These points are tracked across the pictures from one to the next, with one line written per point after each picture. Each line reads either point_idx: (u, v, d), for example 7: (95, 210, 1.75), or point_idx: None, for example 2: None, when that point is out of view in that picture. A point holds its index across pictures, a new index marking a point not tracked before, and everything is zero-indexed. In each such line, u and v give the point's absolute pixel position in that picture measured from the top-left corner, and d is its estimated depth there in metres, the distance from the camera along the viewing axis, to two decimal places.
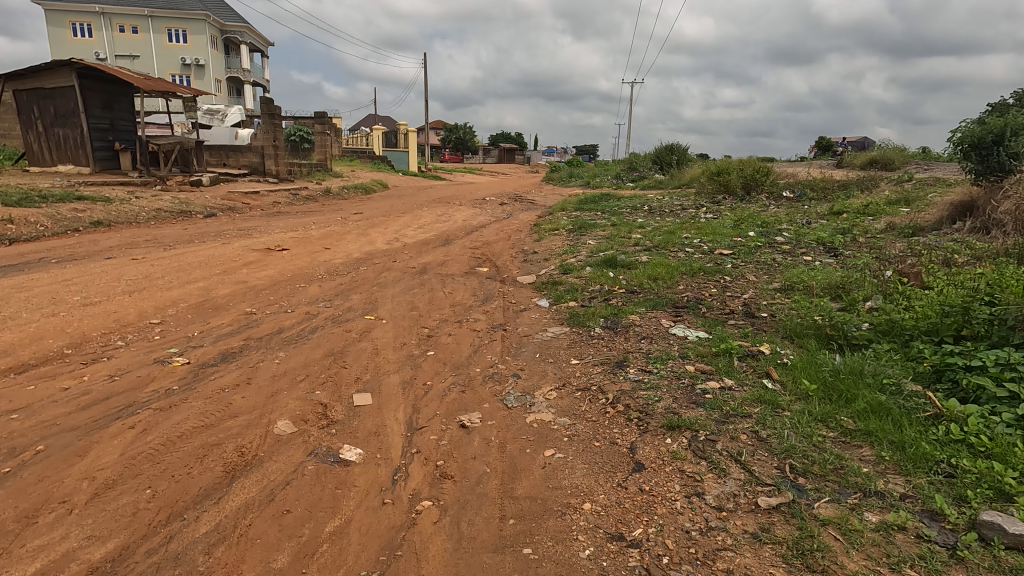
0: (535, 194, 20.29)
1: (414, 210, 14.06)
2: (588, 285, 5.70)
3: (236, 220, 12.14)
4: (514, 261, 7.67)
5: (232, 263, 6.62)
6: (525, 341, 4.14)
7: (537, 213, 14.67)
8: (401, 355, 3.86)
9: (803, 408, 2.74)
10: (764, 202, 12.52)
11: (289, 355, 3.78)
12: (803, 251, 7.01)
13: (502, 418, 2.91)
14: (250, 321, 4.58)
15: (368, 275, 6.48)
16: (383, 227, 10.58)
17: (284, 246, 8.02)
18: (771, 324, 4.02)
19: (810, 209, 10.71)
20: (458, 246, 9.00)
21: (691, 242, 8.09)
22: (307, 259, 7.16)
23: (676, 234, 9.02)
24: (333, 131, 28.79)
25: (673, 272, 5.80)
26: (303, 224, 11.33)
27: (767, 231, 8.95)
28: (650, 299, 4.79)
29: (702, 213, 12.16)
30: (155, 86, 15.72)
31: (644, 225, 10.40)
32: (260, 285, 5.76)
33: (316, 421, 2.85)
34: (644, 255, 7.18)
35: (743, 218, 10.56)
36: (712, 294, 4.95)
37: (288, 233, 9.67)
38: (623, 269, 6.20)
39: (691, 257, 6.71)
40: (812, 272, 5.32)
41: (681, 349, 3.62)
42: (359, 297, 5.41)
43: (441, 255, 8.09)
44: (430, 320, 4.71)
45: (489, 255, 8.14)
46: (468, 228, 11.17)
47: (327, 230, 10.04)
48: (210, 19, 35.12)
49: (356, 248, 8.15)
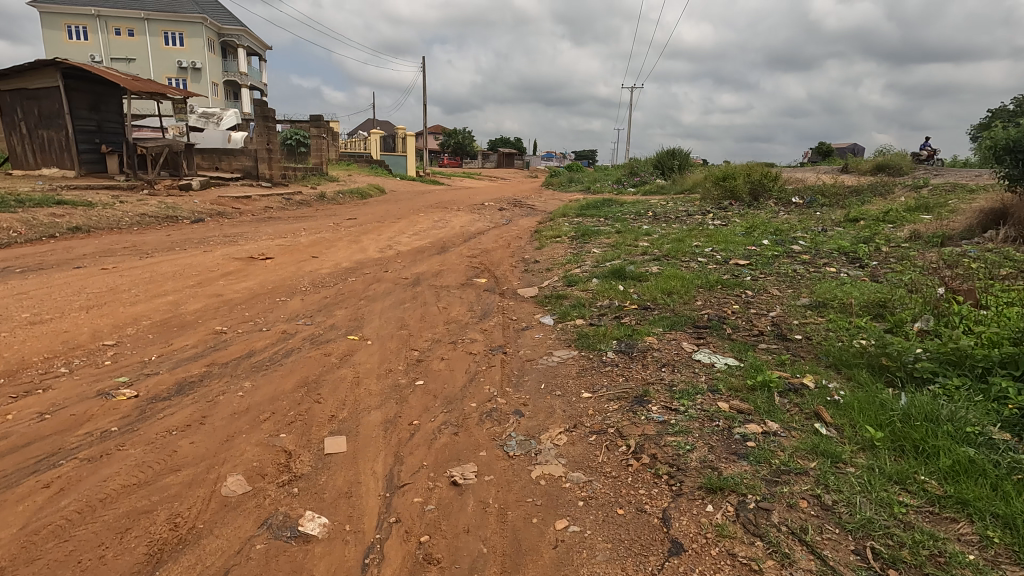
0: (535, 199, 19.86)
1: (410, 216, 13.61)
2: (596, 299, 5.22)
3: (224, 225, 11.67)
4: (515, 271, 7.20)
5: (209, 273, 6.13)
6: (528, 367, 3.64)
7: (538, 218, 14.21)
8: (385, 386, 3.35)
9: (871, 463, 2.24)
10: (773, 209, 12.07)
11: (256, 386, 3.27)
12: (825, 262, 6.55)
13: (502, 472, 2.41)
14: (217, 341, 4.08)
15: (356, 287, 5.99)
16: (377, 234, 10.10)
17: (269, 254, 7.54)
18: (808, 349, 3.52)
19: (824, 216, 10.26)
20: (454, 254, 8.52)
21: (703, 251, 7.62)
22: (291, 269, 6.68)
23: (686, 242, 8.57)
24: (331, 134, 28.41)
25: (688, 285, 5.32)
26: (293, 230, 10.86)
27: (781, 239, 8.49)
28: (665, 317, 4.31)
29: (709, 219, 11.73)
30: (145, 87, 15.26)
31: (650, 232, 9.95)
32: (236, 299, 5.26)
33: (275, 476, 2.35)
34: (654, 264, 6.73)
35: (754, 225, 10.10)
36: (734, 312, 4.46)
37: (276, 239, 9.19)
38: (633, 282, 5.72)
39: (705, 268, 6.26)
40: (845, 287, 4.84)
41: (710, 381, 3.12)
42: (344, 313, 4.91)
43: (437, 264, 7.60)
44: (420, 341, 4.21)
45: (487, 265, 7.67)
46: (466, 235, 10.70)
47: (317, 236, 9.56)
48: (207, 21, 34.75)
49: (346, 256, 7.67)
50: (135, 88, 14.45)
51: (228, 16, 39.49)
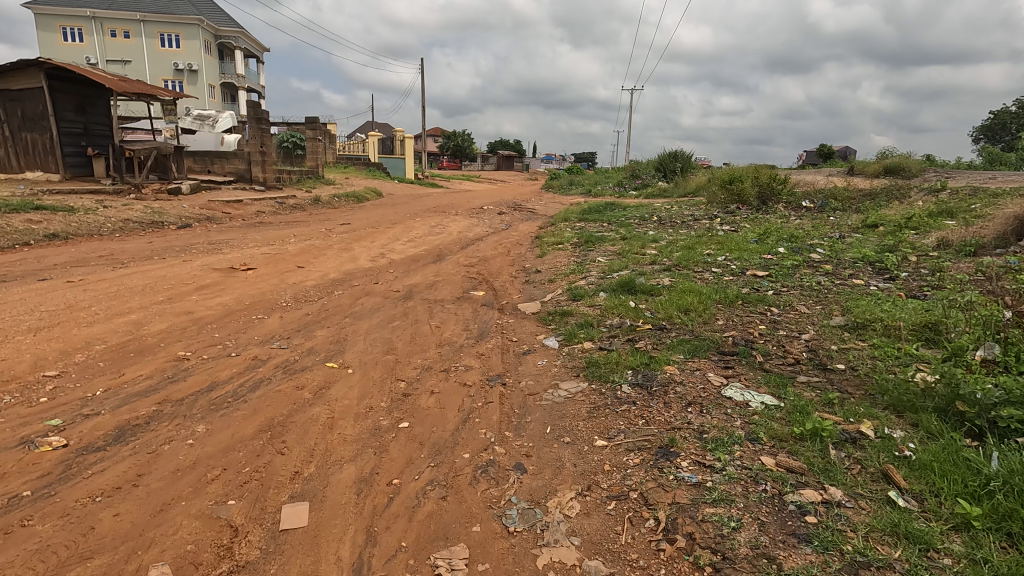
0: (535, 203, 19.39)
1: (406, 220, 13.13)
2: (605, 316, 4.73)
3: (212, 231, 11.20)
4: (515, 282, 6.72)
5: (182, 287, 5.63)
6: (531, 404, 3.15)
7: (539, 223, 13.73)
8: (363, 430, 2.85)
9: (971, 552, 1.75)
10: (784, 214, 11.58)
11: (210, 432, 2.77)
12: (850, 273, 6.06)
13: (500, 558, 1.92)
14: (177, 371, 3.58)
15: (341, 303, 5.48)
16: (369, 241, 9.58)
17: (252, 264, 7.04)
18: (858, 385, 3.03)
19: (839, 221, 9.79)
20: (450, 264, 8.01)
21: (716, 260, 7.13)
22: (273, 281, 6.18)
23: (696, 250, 8.09)
24: (328, 137, 27.95)
25: (705, 302, 4.82)
26: (283, 236, 10.35)
27: (797, 246, 8.01)
28: (685, 342, 3.82)
29: (718, 224, 11.24)
30: (133, 88, 14.78)
31: (657, 238, 9.47)
32: (207, 317, 4.76)
33: (212, 567, 1.86)
34: (666, 276, 6.25)
35: (767, 231, 9.60)
36: (762, 334, 3.97)
37: (262, 247, 8.68)
38: (645, 297, 5.22)
39: (721, 280, 5.78)
40: (883, 305, 4.35)
41: (748, 427, 2.63)
42: (325, 335, 4.41)
43: (432, 275, 7.10)
44: (408, 369, 3.71)
45: (485, 275, 7.17)
46: (463, 241, 10.20)
47: (307, 244, 9.06)
48: (204, 23, 34.32)
49: (334, 267, 7.16)
50: (122, 89, 13.96)
51: (225, 17, 39.05)
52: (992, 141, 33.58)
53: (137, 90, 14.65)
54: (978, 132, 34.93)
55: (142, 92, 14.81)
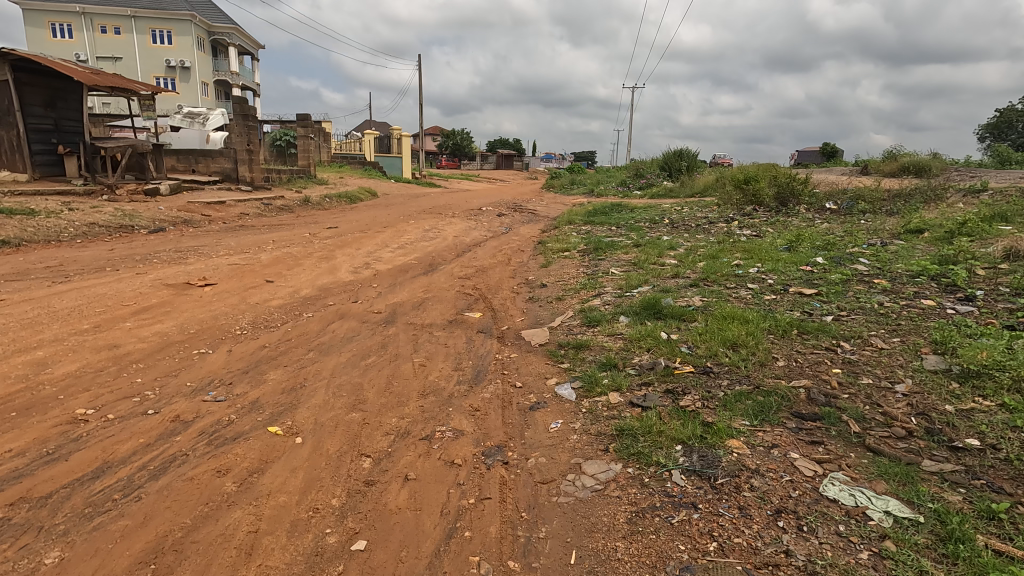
0: (536, 204, 18.51)
1: (398, 223, 12.22)
2: (630, 352, 3.80)
3: (185, 236, 10.27)
4: (516, 299, 5.81)
5: (119, 310, 4.69)
6: (545, 503, 2.23)
7: (541, 227, 12.80)
8: (296, 558, 1.92)
9: None
10: (809, 218, 10.64)
11: (61, 568, 1.84)
12: (914, 291, 5.13)
13: None
14: (62, 444, 2.64)
15: (308, 330, 4.55)
16: (355, 248, 8.65)
17: (213, 278, 6.09)
18: (1017, 481, 2.10)
19: (874, 226, 8.87)
20: (443, 275, 7.08)
21: (750, 273, 6.20)
22: (232, 300, 5.24)
23: (720, 259, 7.19)
24: (322, 135, 27.00)
25: (755, 332, 3.89)
26: (260, 242, 9.41)
27: (836, 255, 7.10)
28: (746, 399, 2.89)
29: (737, 229, 10.31)
30: (108, 81, 13.82)
31: (674, 244, 8.55)
32: (135, 354, 3.82)
33: None
34: (695, 293, 5.33)
35: (797, 236, 8.66)
36: (842, 385, 3.04)
37: (233, 256, 7.74)
38: (676, 324, 4.28)
39: (764, 301, 4.86)
40: (988, 343, 3.41)
41: (885, 568, 1.70)
42: (276, 380, 3.46)
43: (421, 290, 6.17)
44: (376, 436, 2.77)
45: (482, 290, 6.25)
46: (459, 248, 9.27)
47: (284, 252, 8.12)
48: (197, 19, 33.31)
49: (308, 281, 6.22)
50: (94, 83, 12.97)
51: (218, 12, 37.99)
52: (999, 140, 32.86)
53: (112, 84, 13.64)
54: (984, 131, 34.26)
55: (117, 85, 13.80)
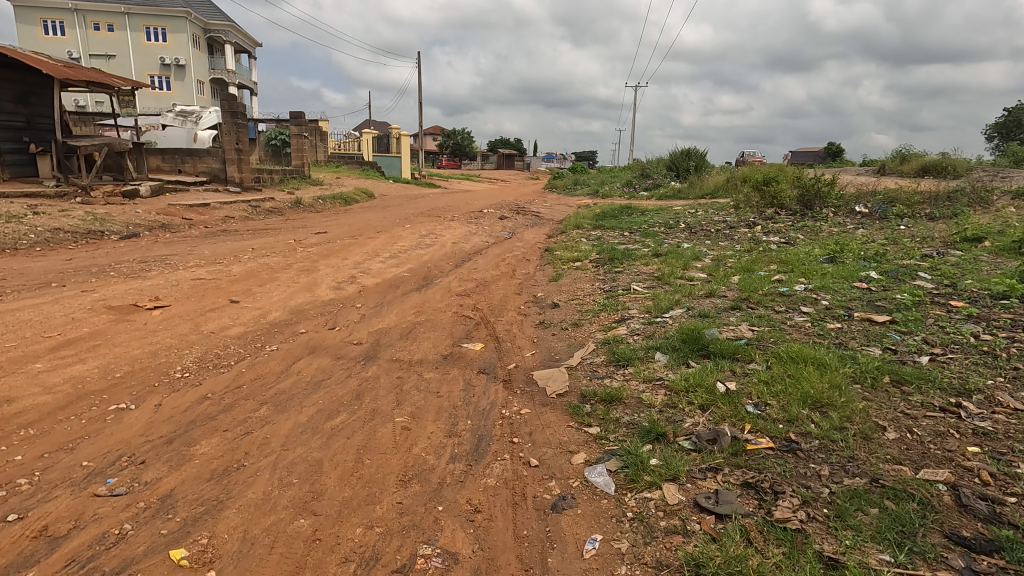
0: (539, 205, 17.69)
1: (392, 228, 11.35)
2: (678, 411, 2.89)
3: (159, 243, 9.39)
4: (525, 324, 4.92)
5: (34, 346, 3.79)
6: None
7: (546, 231, 11.90)
8: None
9: None
10: (840, 224, 9.75)
11: None
12: (1011, 318, 4.21)
13: None
14: None
15: (268, 371, 3.65)
16: (342, 257, 7.76)
17: (167, 298, 5.19)
18: None
19: (921, 233, 7.96)
20: (439, 292, 6.18)
21: (798, 292, 5.30)
22: (182, 329, 4.32)
23: (756, 273, 6.28)
24: (318, 134, 26.09)
25: (843, 383, 2.98)
26: (238, 250, 8.52)
27: (891, 267, 6.19)
28: (870, 506, 1.98)
29: (762, 235, 9.42)
30: (84, 76, 12.97)
31: (699, 253, 7.68)
32: (28, 414, 2.90)
33: None
34: (740, 320, 4.43)
35: (837, 244, 7.76)
36: (999, 480, 2.13)
37: (202, 268, 6.82)
38: (730, 368, 3.38)
39: (831, 334, 3.96)
40: None
41: None
42: (207, 457, 2.57)
43: (412, 312, 5.27)
44: (328, 569, 1.89)
45: (484, 310, 5.36)
46: (458, 257, 8.41)
47: (260, 263, 7.22)
48: (192, 16, 32.44)
49: (279, 301, 5.31)
50: (67, 77, 12.10)
51: (214, 9, 37.11)
52: (1008, 139, 32.09)
53: (88, 78, 12.73)
54: (991, 132, 33.57)
55: (94, 80, 12.88)
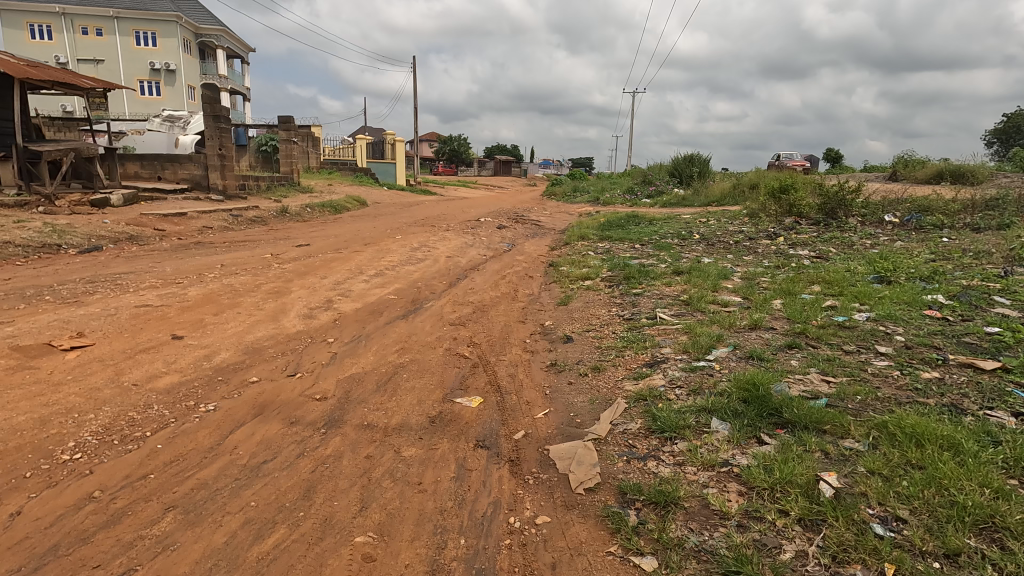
0: (539, 213, 16.85)
1: (381, 240, 10.44)
2: (770, 532, 1.97)
3: (119, 259, 8.43)
4: (534, 365, 3.99)
5: None
6: None
7: (548, 243, 11.01)
8: None
9: None
10: (871, 234, 8.90)
11: None
12: None
13: None
14: None
15: (192, 448, 2.71)
16: (319, 276, 6.81)
17: (95, 334, 4.22)
18: None
19: (972, 247, 7.09)
20: (428, 320, 5.24)
21: (861, 324, 4.38)
22: (95, 381, 3.36)
23: (800, 297, 5.35)
24: (310, 140, 25.21)
25: (1007, 484, 2.06)
26: (205, 267, 7.57)
27: (958, 289, 5.28)
28: None
29: (788, 248, 8.54)
30: (49, 75, 12.01)
31: (725, 270, 6.78)
32: None
33: None
34: (805, 365, 3.50)
35: (880, 260, 6.87)
36: None
37: (154, 291, 5.85)
38: (821, 449, 2.47)
39: (935, 391, 3.04)
40: None
41: None
42: None
43: (396, 348, 4.33)
44: None
45: (483, 346, 4.42)
46: (452, 274, 7.48)
47: (224, 284, 6.26)
48: (183, 20, 31.59)
49: (234, 337, 4.35)
50: (28, 77, 11.14)
51: (206, 13, 36.27)
52: (1008, 145, 31.56)
53: (56, 79, 11.81)
54: (990, 138, 33.13)
55: (63, 81, 11.97)
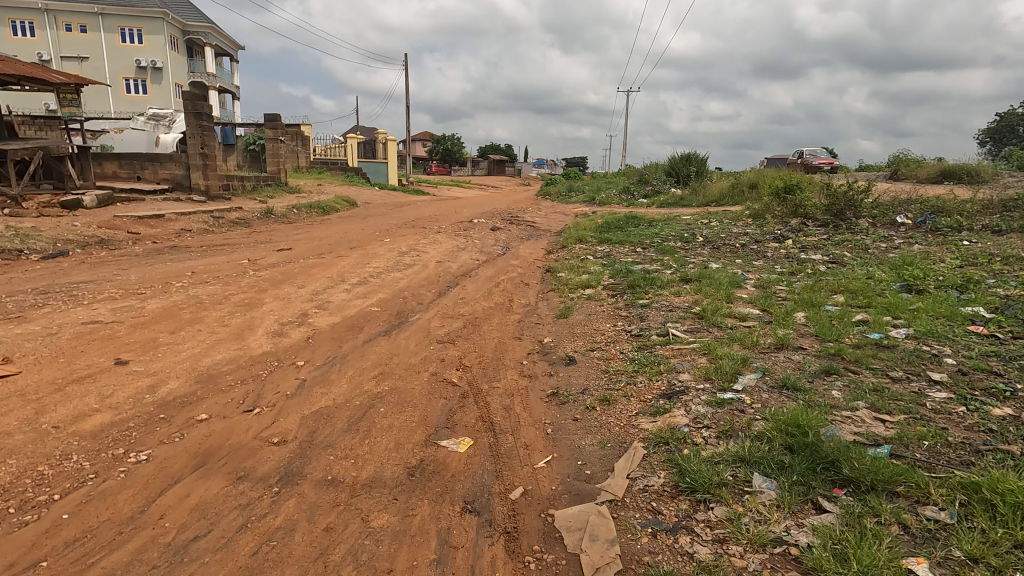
0: (534, 214, 16.35)
1: (368, 244, 9.88)
2: None
3: (83, 265, 7.82)
4: (533, 395, 3.46)
5: None
6: None
7: (545, 246, 10.49)
8: None
9: None
10: (885, 237, 8.44)
11: None
12: None
13: None
14: None
15: (107, 519, 2.16)
16: (297, 286, 6.24)
17: (25, 359, 3.64)
18: None
19: (1000, 251, 6.61)
20: (414, 336, 4.68)
21: (902, 343, 3.87)
22: (6, 425, 2.79)
23: (825, 309, 4.84)
24: (299, 139, 24.54)
25: None
26: (175, 274, 6.98)
27: (999, 301, 4.77)
28: None
29: (799, 252, 8.06)
30: (15, 70, 11.33)
31: (736, 277, 6.27)
32: None
33: None
34: (849, 397, 2.98)
35: (903, 265, 6.38)
36: None
37: (109, 304, 5.26)
38: (899, 522, 1.96)
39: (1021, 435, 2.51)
40: None
41: None
42: None
43: (374, 373, 3.79)
44: None
45: (474, 370, 3.88)
46: (442, 281, 6.94)
47: (191, 294, 5.68)
48: (170, 17, 30.85)
49: (188, 362, 3.78)
50: None
51: (193, 10, 35.47)
52: (1001, 145, 31.32)
53: (26, 74, 11.17)
54: (983, 137, 32.93)
55: (33, 77, 11.33)
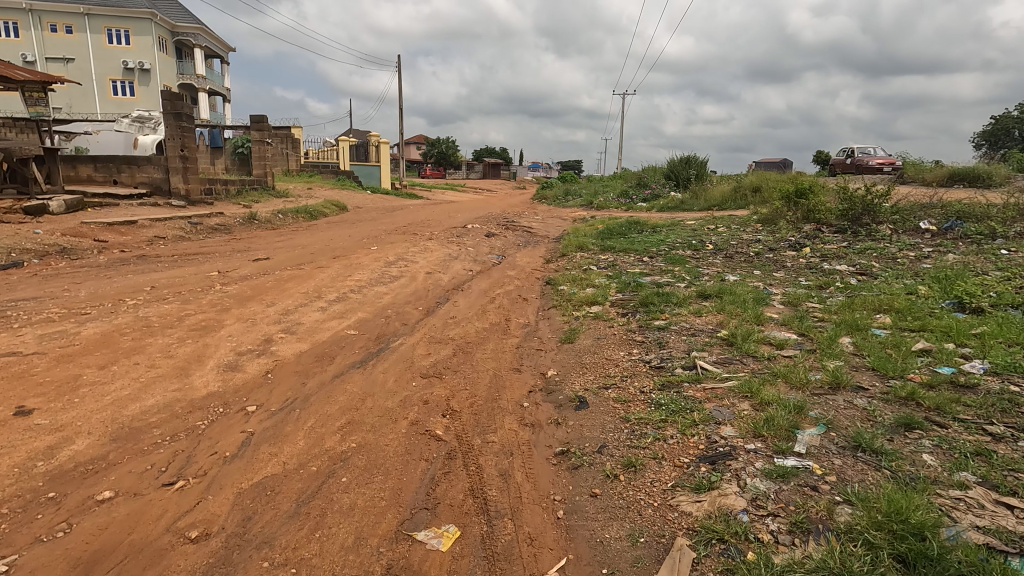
0: (531, 218, 15.69)
1: (353, 252, 9.17)
2: None
3: (35, 278, 7.06)
4: (536, 455, 2.74)
5: None
6: None
7: (543, 253, 9.81)
8: None
9: None
10: (912, 244, 7.80)
11: None
12: None
13: None
14: None
15: None
16: (265, 304, 5.50)
17: None
18: None
19: None
20: (393, 368, 3.96)
21: (984, 382, 3.18)
22: None
23: (875, 334, 4.14)
24: (288, 141, 23.79)
25: None
26: (131, 290, 6.22)
27: None
28: None
29: (821, 261, 7.42)
30: None
31: (760, 292, 5.59)
32: None
33: None
34: (953, 469, 2.28)
35: (946, 278, 5.71)
36: None
37: (39, 330, 4.49)
38: None
39: None
40: None
41: None
42: None
43: (340, 422, 3.06)
44: None
45: (463, 417, 3.15)
46: (432, 297, 6.23)
47: (140, 316, 4.92)
48: (157, 18, 30.08)
49: (106, 411, 3.03)
50: None
51: (181, 11, 34.67)
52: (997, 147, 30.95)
53: None
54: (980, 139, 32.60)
55: None
